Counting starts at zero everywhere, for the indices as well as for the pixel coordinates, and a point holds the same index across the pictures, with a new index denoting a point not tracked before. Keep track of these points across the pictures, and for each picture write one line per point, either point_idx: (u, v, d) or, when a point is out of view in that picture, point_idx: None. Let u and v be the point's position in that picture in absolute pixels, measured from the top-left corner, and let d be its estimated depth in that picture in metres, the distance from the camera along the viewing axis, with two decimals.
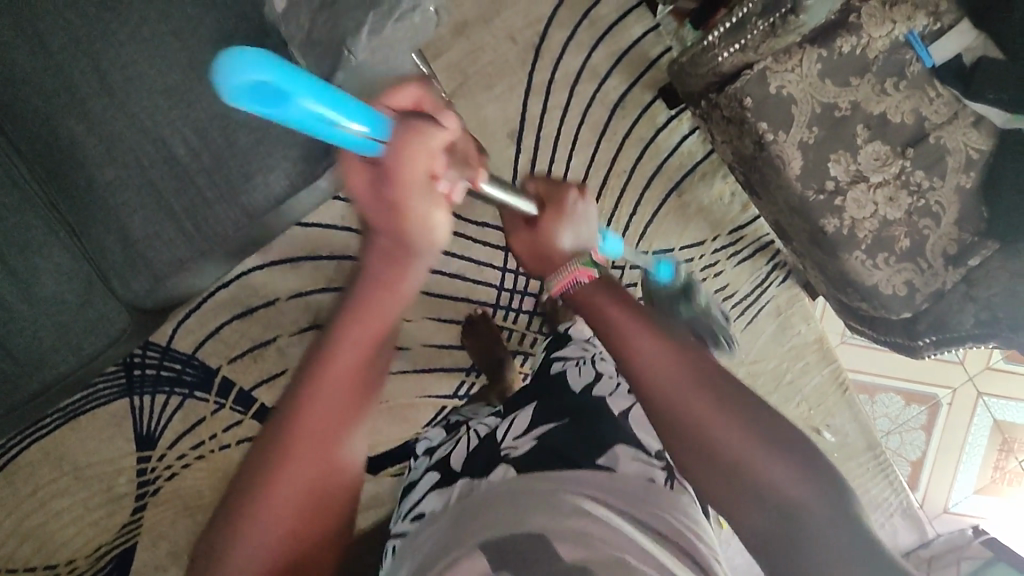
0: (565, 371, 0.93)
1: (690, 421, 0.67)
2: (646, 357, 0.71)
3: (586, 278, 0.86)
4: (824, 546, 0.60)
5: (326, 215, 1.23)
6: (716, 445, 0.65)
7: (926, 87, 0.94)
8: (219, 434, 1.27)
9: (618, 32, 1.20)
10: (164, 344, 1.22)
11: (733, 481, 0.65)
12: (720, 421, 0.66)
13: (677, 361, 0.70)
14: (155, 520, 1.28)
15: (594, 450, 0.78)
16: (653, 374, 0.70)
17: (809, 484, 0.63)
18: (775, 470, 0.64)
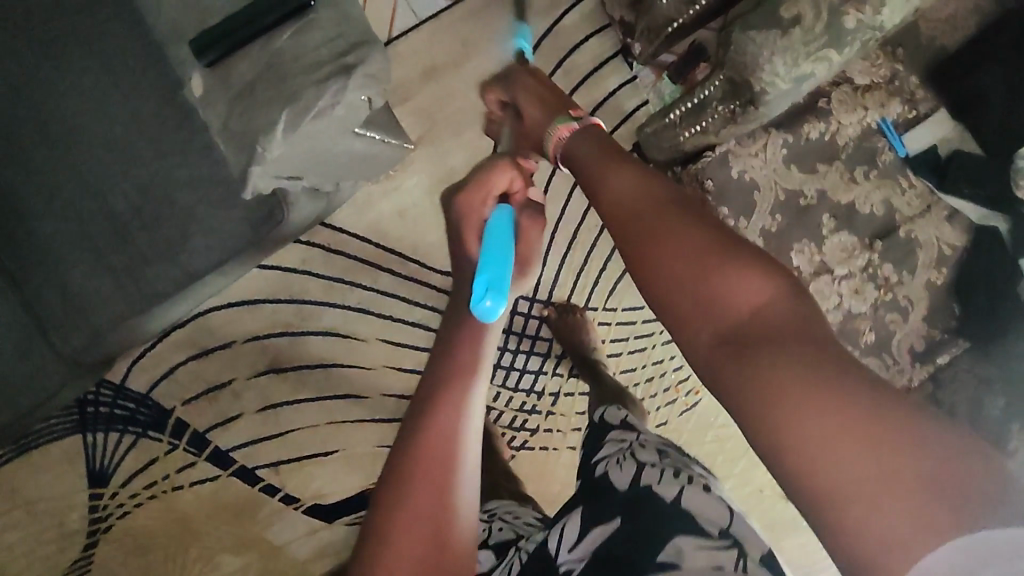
0: (607, 471, 0.77)
1: (633, 210, 0.67)
2: (612, 187, 0.71)
3: (569, 133, 0.81)
4: (798, 370, 0.52)
5: (285, 258, 1.18)
6: (652, 224, 0.65)
7: (897, 179, 0.84)
8: (172, 474, 1.24)
9: (593, 83, 1.16)
10: (118, 382, 1.20)
11: (741, 357, 0.55)
12: (694, 278, 0.60)
13: (644, 185, 0.69)
14: (106, 557, 1.23)
15: (653, 546, 0.66)
16: (622, 197, 0.69)
17: (804, 347, 0.54)
18: (729, 281, 0.59)
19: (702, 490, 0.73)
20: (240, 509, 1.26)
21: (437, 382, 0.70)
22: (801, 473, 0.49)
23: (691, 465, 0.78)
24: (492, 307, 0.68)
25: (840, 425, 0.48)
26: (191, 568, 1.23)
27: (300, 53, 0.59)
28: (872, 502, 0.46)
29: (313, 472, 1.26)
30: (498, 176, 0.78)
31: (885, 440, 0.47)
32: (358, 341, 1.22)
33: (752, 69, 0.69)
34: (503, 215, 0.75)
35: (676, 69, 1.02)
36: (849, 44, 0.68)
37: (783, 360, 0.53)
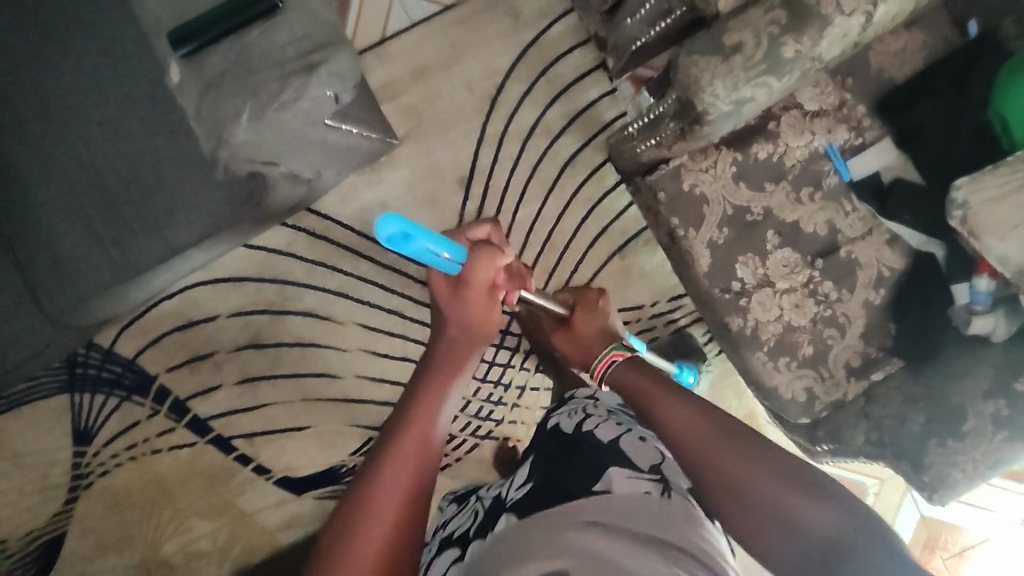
0: (560, 421, 0.82)
1: (702, 447, 0.69)
2: (671, 416, 0.74)
3: (621, 360, 0.89)
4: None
5: (271, 239, 1.24)
6: (718, 455, 0.68)
7: (841, 201, 0.89)
8: (152, 438, 1.30)
9: (574, 92, 1.22)
10: (106, 347, 1.26)
11: (753, 531, 0.66)
12: (767, 494, 0.65)
13: (703, 416, 0.72)
14: (86, 511, 1.30)
15: (588, 479, 0.69)
16: (681, 426, 0.72)
17: (841, 533, 0.61)
18: (804, 507, 0.63)
19: (642, 438, 0.76)
20: (214, 474, 1.32)
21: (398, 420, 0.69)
22: None
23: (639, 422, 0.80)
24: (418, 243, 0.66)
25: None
26: (167, 526, 1.32)
27: (271, 50, 0.67)
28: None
29: (285, 444, 1.32)
30: (482, 267, 0.72)
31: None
32: (335, 323, 1.28)
33: (695, 92, 0.74)
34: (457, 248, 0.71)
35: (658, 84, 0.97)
36: (789, 72, 0.75)
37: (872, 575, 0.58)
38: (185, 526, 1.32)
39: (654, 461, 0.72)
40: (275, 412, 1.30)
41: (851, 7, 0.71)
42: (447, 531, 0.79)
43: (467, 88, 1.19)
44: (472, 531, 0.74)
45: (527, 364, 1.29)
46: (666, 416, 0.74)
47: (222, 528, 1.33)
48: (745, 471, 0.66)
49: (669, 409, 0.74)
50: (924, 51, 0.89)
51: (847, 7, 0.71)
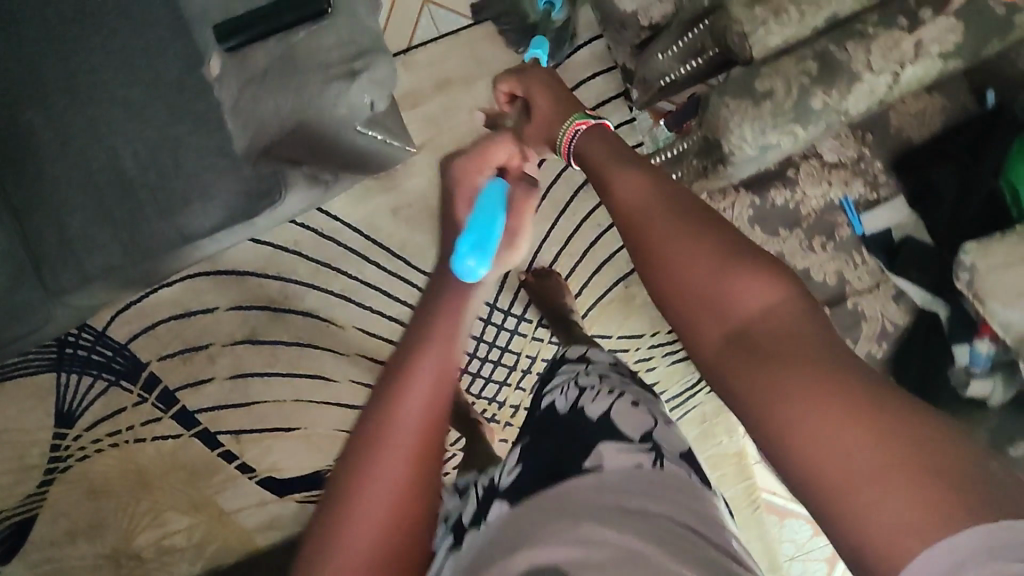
0: (553, 400, 0.80)
1: (683, 265, 0.54)
2: (654, 229, 0.56)
3: (586, 130, 0.71)
4: (813, 374, 0.46)
5: (280, 236, 1.24)
6: (698, 297, 0.53)
7: (851, 254, 0.91)
8: (136, 426, 1.28)
9: (595, 119, 1.22)
10: (99, 329, 1.25)
11: (680, 297, 0.54)
12: (702, 270, 0.53)
13: (657, 181, 0.59)
14: (59, 495, 1.27)
15: (578, 456, 0.69)
16: (628, 198, 0.59)
17: (787, 317, 0.50)
18: (744, 279, 0.51)
19: (632, 403, 0.76)
20: (196, 470, 1.30)
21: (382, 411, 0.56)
22: (773, 432, 0.46)
23: (630, 384, 0.81)
24: (472, 269, 0.63)
25: (880, 448, 0.41)
26: (142, 518, 1.29)
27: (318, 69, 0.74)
28: (884, 493, 0.40)
29: (272, 444, 1.30)
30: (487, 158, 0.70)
31: (901, 474, 0.40)
32: (335, 326, 1.28)
33: (722, 132, 0.78)
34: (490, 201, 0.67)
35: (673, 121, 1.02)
36: (815, 122, 0.78)
37: (792, 359, 0.47)
38: (162, 519, 1.30)
39: (644, 428, 0.74)
40: (267, 410, 1.29)
41: (879, 65, 0.76)
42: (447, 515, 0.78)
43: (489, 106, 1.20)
44: (468, 516, 0.74)
45: (522, 382, 1.30)
46: (617, 181, 0.61)
47: (199, 525, 1.31)
48: (674, 220, 0.56)
49: (622, 177, 0.61)
50: (941, 112, 0.92)
51: (874, 67, 0.76)
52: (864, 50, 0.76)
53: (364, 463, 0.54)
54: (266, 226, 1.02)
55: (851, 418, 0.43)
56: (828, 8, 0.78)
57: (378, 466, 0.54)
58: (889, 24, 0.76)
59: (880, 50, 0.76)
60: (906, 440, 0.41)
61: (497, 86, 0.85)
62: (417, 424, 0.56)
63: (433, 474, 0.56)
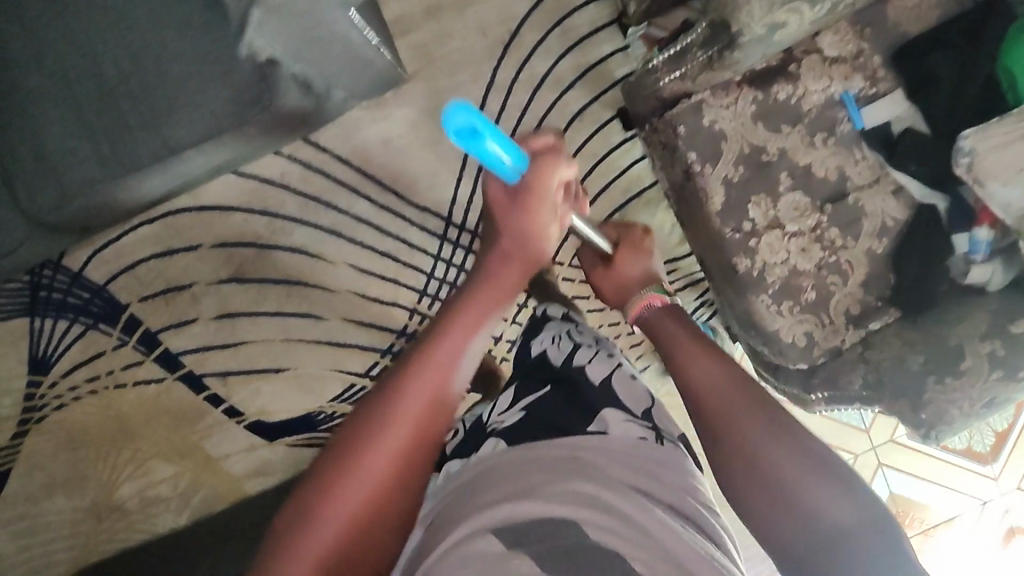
0: (547, 351, 0.87)
1: (748, 444, 0.69)
2: (751, 433, 0.69)
3: (659, 307, 0.90)
4: (841, 506, 0.64)
5: (264, 168, 1.19)
6: (739, 458, 0.69)
7: (852, 149, 0.91)
8: (116, 371, 1.23)
9: (586, 47, 1.20)
10: (76, 269, 1.19)
11: (735, 478, 0.69)
12: (768, 452, 0.67)
13: (731, 372, 0.75)
14: (36, 446, 1.23)
15: (583, 418, 0.74)
16: (700, 384, 0.75)
17: (854, 528, 0.63)
18: (806, 471, 0.66)
19: (631, 377, 0.83)
20: (182, 415, 1.26)
21: (384, 394, 0.61)
22: (781, 549, 0.66)
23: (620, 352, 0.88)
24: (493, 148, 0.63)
25: (858, 564, 0.61)
26: (124, 468, 1.25)
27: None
28: (864, 568, 0.61)
29: (260, 387, 1.26)
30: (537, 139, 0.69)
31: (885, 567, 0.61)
32: (324, 263, 1.23)
33: (732, 10, 0.75)
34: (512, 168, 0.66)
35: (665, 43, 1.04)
36: (822, 1, 0.75)
37: (827, 520, 0.64)
38: (146, 467, 1.25)
39: (642, 399, 0.79)
40: (256, 350, 1.25)
41: None
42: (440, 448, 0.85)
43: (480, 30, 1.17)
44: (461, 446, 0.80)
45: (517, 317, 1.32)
46: (696, 370, 0.76)
47: (184, 473, 1.27)
48: (759, 436, 0.69)
49: (704, 365, 0.76)
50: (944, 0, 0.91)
51: None
52: None
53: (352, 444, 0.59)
54: (244, 147, 1.00)
55: (862, 562, 0.61)
56: None
57: (359, 449, 0.59)
58: None
59: None
60: (871, 550, 0.62)
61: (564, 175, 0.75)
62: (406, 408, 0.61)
63: (437, 435, 0.63)
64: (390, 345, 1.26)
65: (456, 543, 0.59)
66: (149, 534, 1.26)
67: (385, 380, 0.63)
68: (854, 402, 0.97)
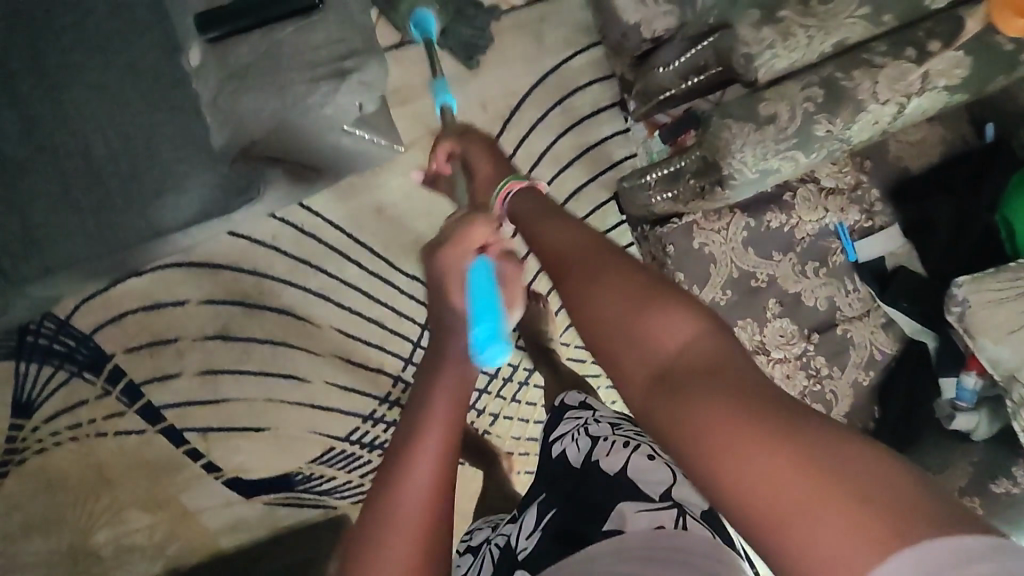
0: (566, 450, 0.86)
1: (601, 312, 0.55)
2: (593, 289, 0.56)
3: (518, 192, 0.71)
4: (713, 400, 0.46)
5: (258, 229, 1.18)
6: (612, 333, 0.54)
7: (844, 280, 0.92)
8: (98, 420, 1.23)
9: (587, 127, 1.21)
10: (63, 318, 1.18)
11: (615, 369, 0.54)
12: (629, 322, 0.53)
13: (577, 229, 0.63)
14: (14, 489, 1.22)
15: (600, 519, 0.73)
16: (552, 254, 0.61)
17: (725, 362, 0.50)
18: (654, 317, 0.52)
19: (649, 456, 0.79)
20: (161, 466, 1.26)
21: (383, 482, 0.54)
22: (720, 483, 0.45)
23: (644, 436, 0.83)
24: (493, 352, 0.55)
25: (807, 481, 0.41)
26: (101, 514, 1.26)
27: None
28: (766, 469, 0.42)
29: (240, 444, 1.26)
30: (473, 229, 0.62)
31: (784, 445, 0.43)
32: (312, 325, 1.24)
33: (723, 154, 0.77)
34: (483, 271, 0.60)
35: (667, 132, 1.00)
36: (816, 150, 0.80)
37: (724, 402, 0.46)
38: (123, 515, 1.26)
39: (662, 485, 0.74)
40: (238, 408, 1.24)
41: (886, 96, 0.79)
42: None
43: (482, 104, 1.16)
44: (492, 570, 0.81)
45: (502, 391, 1.28)
46: (550, 230, 0.64)
47: (160, 524, 1.27)
48: (605, 288, 0.56)
49: (558, 226, 0.64)
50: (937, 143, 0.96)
51: (881, 96, 0.79)
52: (870, 80, 0.78)
53: (373, 524, 0.52)
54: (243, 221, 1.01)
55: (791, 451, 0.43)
56: (838, 32, 0.79)
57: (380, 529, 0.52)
58: (898, 51, 0.80)
59: (887, 80, 0.79)
60: (809, 440, 0.43)
61: (437, 147, 0.84)
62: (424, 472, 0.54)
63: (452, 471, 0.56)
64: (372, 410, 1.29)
65: None
66: None
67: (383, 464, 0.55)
68: None
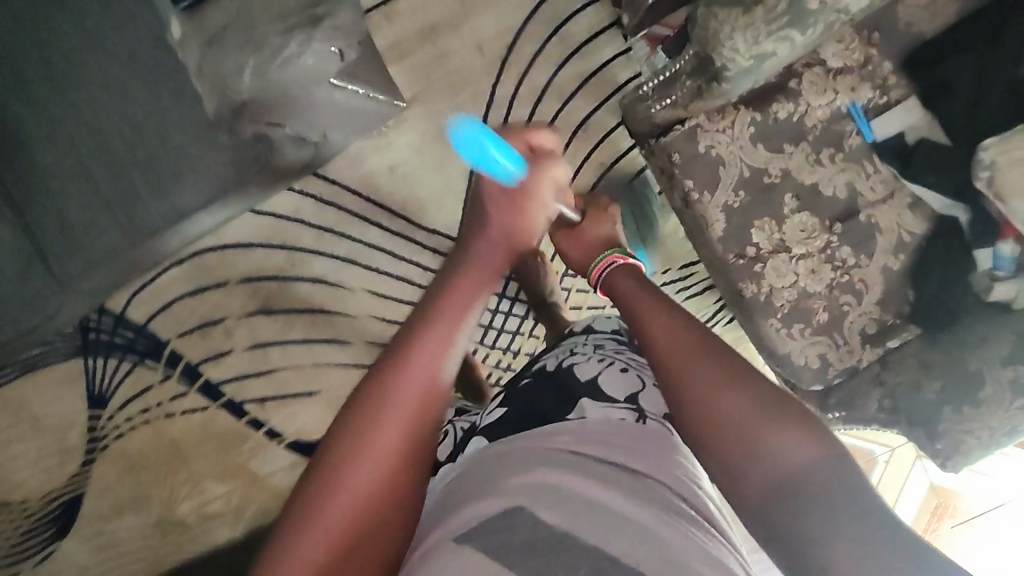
0: (544, 361, 0.83)
1: (716, 413, 0.63)
2: (705, 385, 0.65)
3: (622, 264, 0.92)
4: (840, 490, 0.56)
5: (279, 205, 1.22)
6: (718, 428, 0.63)
7: (863, 162, 0.96)
8: (166, 402, 1.32)
9: (589, 52, 1.19)
10: (118, 312, 1.25)
11: (733, 472, 0.61)
12: (750, 423, 0.61)
13: (683, 325, 0.72)
14: (102, 474, 1.33)
15: (564, 407, 0.73)
16: (667, 345, 0.70)
17: (826, 473, 0.57)
18: (774, 439, 0.60)
19: (623, 369, 0.76)
20: (228, 439, 1.35)
21: (374, 398, 0.65)
22: (800, 545, 0.55)
23: (626, 352, 0.80)
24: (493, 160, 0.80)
25: (872, 542, 0.52)
26: (183, 487, 1.36)
27: (273, 15, 0.81)
28: (838, 535, 0.53)
29: (297, 409, 1.34)
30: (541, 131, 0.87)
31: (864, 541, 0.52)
32: (345, 289, 1.29)
33: (713, 47, 0.81)
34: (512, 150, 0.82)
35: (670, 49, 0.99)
36: (812, 25, 0.80)
37: (819, 490, 0.56)
38: (202, 486, 1.36)
39: (631, 391, 0.73)
40: (290, 375, 1.32)
41: None
42: None
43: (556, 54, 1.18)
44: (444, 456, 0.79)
45: (534, 331, 1.38)
46: (649, 317, 0.75)
47: (236, 490, 1.37)
48: (723, 384, 0.64)
49: (654, 314, 0.75)
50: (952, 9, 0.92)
51: None
52: None
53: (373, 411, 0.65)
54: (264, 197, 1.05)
55: (857, 536, 0.53)
56: None
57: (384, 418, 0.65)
58: None
59: None
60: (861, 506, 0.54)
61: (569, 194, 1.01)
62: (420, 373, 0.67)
63: (425, 432, 0.67)
64: None
65: (425, 552, 0.60)
66: (209, 546, 1.38)
67: (373, 394, 0.66)
68: (859, 417, 1.06)
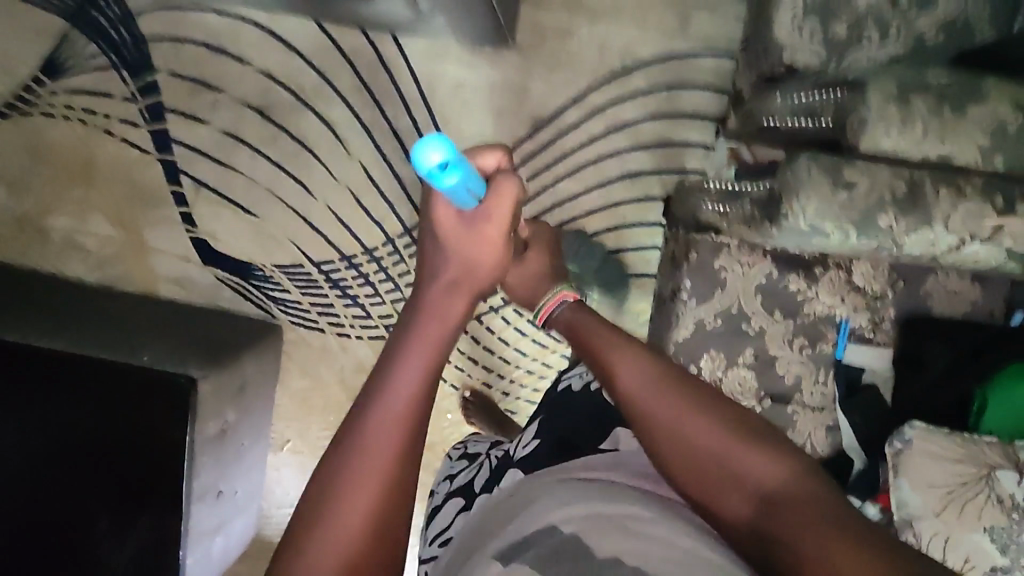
0: (573, 381, 0.82)
1: (699, 444, 0.56)
2: (682, 430, 0.57)
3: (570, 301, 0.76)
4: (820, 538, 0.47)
5: (344, 37, 1.17)
6: (715, 475, 0.55)
7: (820, 368, 0.89)
8: (111, 119, 1.23)
9: (681, 123, 1.18)
10: (131, 10, 1.18)
11: (716, 497, 0.55)
12: (720, 451, 0.55)
13: (651, 358, 0.61)
14: (6, 137, 1.25)
15: (598, 438, 0.71)
16: (637, 385, 0.59)
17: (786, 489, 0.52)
18: (745, 459, 0.54)
19: None
20: (145, 194, 1.27)
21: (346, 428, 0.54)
22: None
23: None
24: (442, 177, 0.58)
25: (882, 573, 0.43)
26: (66, 202, 1.27)
27: None
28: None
29: (224, 214, 1.26)
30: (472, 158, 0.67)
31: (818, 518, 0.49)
32: (342, 147, 1.22)
33: (790, 194, 0.73)
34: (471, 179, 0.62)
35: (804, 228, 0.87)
36: (872, 238, 0.74)
37: (806, 526, 0.48)
38: (85, 214, 1.28)
39: None
40: (242, 183, 1.24)
41: (955, 226, 0.72)
42: (455, 484, 0.81)
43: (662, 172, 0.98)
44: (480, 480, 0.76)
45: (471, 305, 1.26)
46: (619, 359, 0.62)
47: (116, 241, 1.29)
48: (697, 427, 0.56)
49: (624, 355, 0.62)
50: None
51: (951, 223, 0.72)
52: (953, 204, 0.72)
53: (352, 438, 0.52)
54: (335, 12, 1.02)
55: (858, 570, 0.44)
56: (947, 145, 0.72)
57: (363, 446, 0.52)
58: (986, 194, 0.72)
59: (963, 213, 0.72)
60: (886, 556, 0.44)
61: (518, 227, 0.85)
62: (405, 393, 0.54)
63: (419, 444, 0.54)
64: (353, 255, 1.25)
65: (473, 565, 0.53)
66: (54, 269, 1.30)
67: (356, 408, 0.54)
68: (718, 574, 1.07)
